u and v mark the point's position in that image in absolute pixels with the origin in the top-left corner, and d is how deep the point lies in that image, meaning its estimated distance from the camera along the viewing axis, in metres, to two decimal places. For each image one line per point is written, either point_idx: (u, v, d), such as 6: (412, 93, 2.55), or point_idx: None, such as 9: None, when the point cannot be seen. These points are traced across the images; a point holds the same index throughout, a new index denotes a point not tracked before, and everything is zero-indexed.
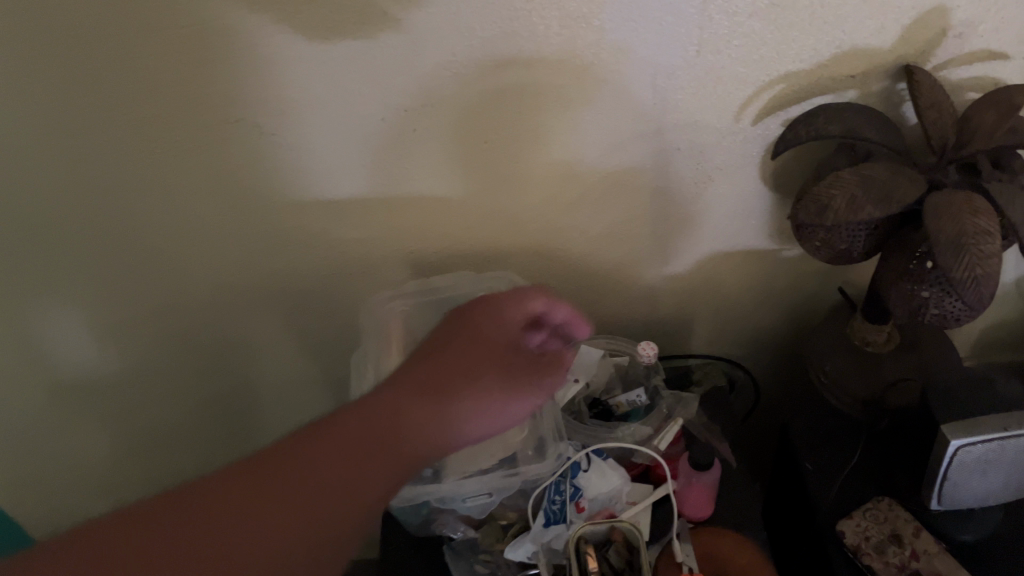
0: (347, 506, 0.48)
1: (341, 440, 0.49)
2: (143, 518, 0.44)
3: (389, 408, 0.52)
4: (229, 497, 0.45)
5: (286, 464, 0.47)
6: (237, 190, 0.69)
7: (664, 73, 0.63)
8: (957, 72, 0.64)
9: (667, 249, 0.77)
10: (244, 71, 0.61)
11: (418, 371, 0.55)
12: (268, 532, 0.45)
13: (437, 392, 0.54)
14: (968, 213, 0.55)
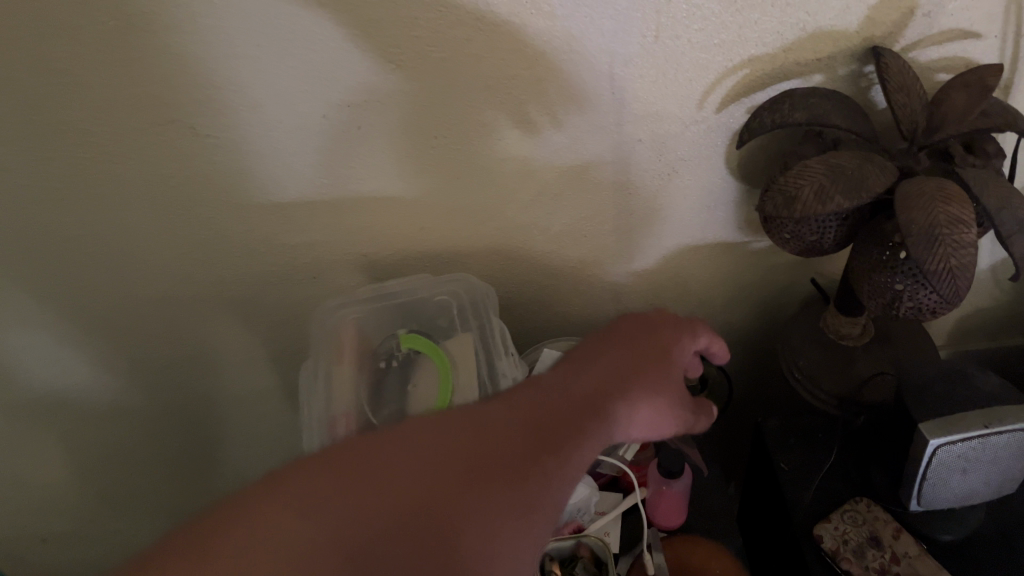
0: (501, 521, 0.37)
1: (481, 450, 0.40)
2: (217, 526, 0.35)
3: (522, 403, 0.45)
4: (328, 512, 0.36)
5: (408, 489, 0.37)
6: (174, 197, 0.65)
7: (621, 61, 0.59)
8: (926, 53, 0.61)
9: (632, 244, 0.74)
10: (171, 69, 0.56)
11: (585, 372, 0.49)
12: (363, 527, 0.35)
13: (590, 396, 0.47)
14: (940, 201, 0.52)
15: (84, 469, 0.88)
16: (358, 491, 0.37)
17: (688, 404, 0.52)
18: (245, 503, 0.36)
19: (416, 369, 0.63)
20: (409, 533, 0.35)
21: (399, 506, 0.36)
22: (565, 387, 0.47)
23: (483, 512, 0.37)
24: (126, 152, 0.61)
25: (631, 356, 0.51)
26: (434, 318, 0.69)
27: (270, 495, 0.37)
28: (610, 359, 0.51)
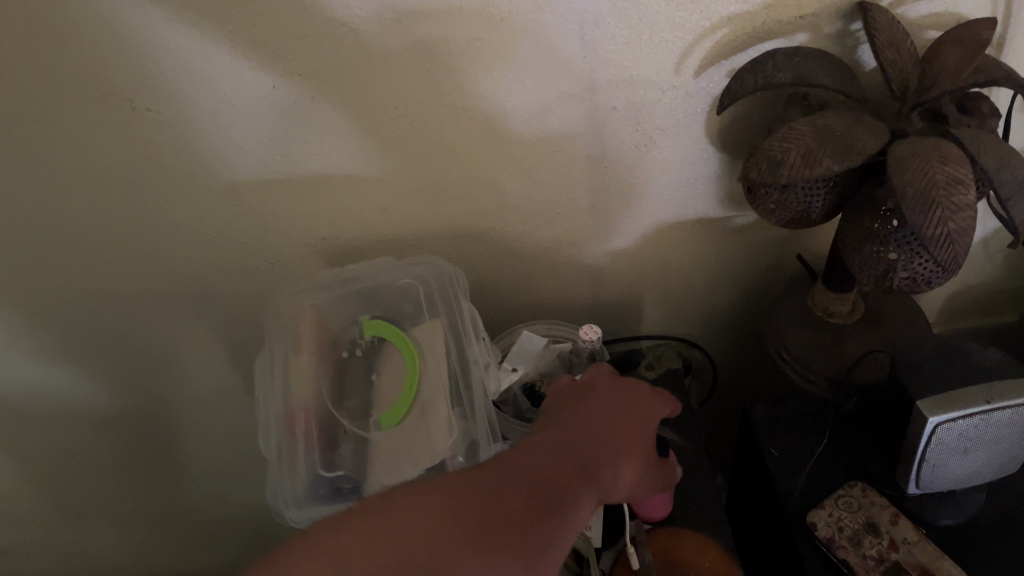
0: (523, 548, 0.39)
1: (497, 479, 0.42)
2: (297, 554, 0.39)
3: (522, 463, 0.44)
4: (393, 536, 0.39)
5: (447, 514, 0.40)
6: (115, 178, 0.61)
7: (591, 22, 0.56)
8: (915, 9, 0.58)
9: (610, 223, 0.70)
10: (103, 34, 0.52)
11: (566, 429, 0.48)
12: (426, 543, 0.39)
13: (583, 453, 0.46)
14: (936, 161, 0.48)
15: (35, 474, 0.83)
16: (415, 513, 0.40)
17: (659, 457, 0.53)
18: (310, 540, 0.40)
19: (382, 358, 0.60)
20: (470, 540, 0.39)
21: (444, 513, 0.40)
22: (557, 447, 0.46)
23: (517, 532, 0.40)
24: (58, 129, 0.57)
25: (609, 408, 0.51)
26: (399, 304, 0.63)
27: (333, 537, 0.40)
28: (589, 413, 0.50)
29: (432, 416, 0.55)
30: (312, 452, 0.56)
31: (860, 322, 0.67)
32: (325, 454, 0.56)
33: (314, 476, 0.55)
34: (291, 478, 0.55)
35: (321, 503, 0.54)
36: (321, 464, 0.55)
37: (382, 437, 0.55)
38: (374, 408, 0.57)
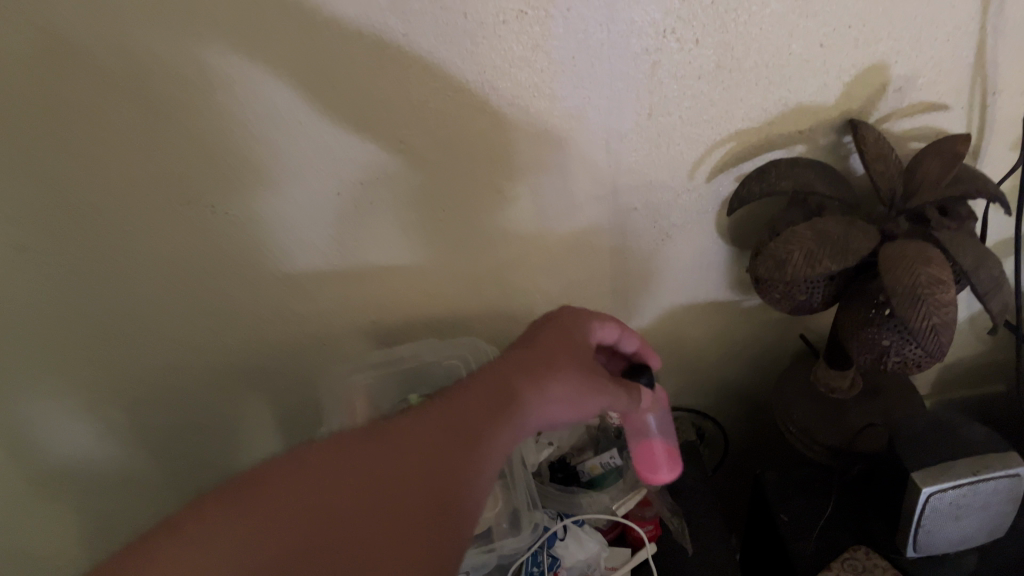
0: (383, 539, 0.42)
1: (378, 482, 0.45)
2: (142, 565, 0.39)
3: (415, 461, 0.46)
4: (261, 536, 0.41)
5: (321, 515, 0.42)
6: (192, 272, 0.68)
7: (617, 137, 0.63)
8: (898, 124, 0.66)
9: (630, 306, 0.78)
10: (194, 151, 0.59)
11: (468, 412, 0.49)
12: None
13: (478, 443, 0.47)
14: (921, 263, 0.55)
15: (87, 540, 0.88)
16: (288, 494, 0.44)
17: (595, 399, 0.54)
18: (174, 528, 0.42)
19: None
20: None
21: (299, 556, 0.41)
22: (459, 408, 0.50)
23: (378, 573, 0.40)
24: (146, 230, 0.64)
25: (526, 385, 0.52)
26: (443, 381, 0.71)
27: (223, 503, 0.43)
28: (498, 391, 0.51)
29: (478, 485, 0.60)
30: None
31: (859, 397, 0.74)
32: None
33: None
34: None
35: None
36: None
37: None
38: None
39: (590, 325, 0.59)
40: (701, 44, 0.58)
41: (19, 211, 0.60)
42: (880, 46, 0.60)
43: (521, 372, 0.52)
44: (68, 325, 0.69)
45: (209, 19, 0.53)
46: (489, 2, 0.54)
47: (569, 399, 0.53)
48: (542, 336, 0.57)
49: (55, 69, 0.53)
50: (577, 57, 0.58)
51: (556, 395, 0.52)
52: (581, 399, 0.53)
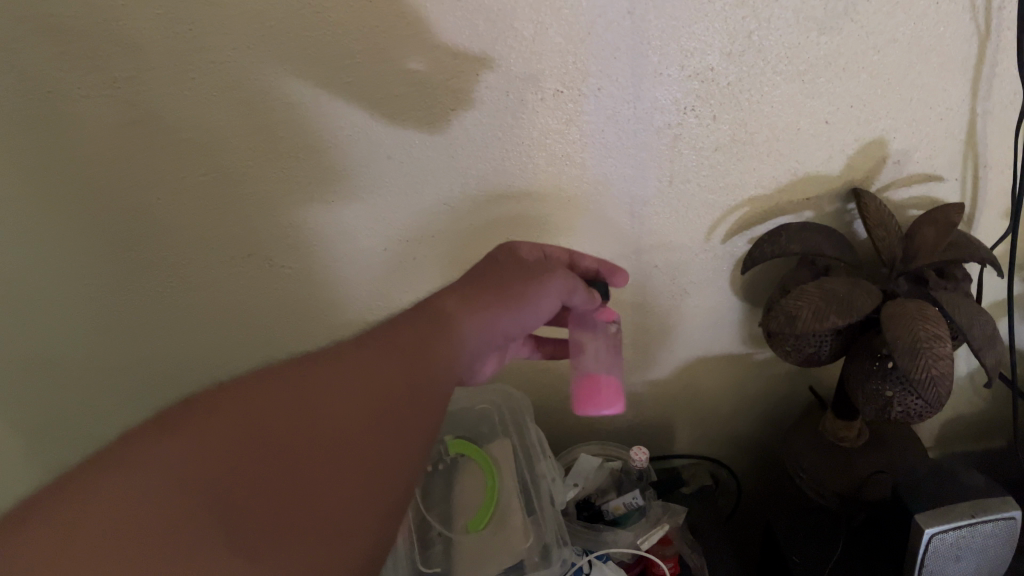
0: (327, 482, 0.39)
1: (326, 388, 0.42)
2: (75, 508, 0.34)
3: (364, 368, 0.44)
4: (220, 448, 0.38)
5: (278, 425, 0.40)
6: (248, 317, 0.74)
7: (640, 202, 0.70)
8: (897, 193, 0.72)
9: (649, 357, 0.83)
10: (258, 211, 0.66)
11: (405, 328, 0.49)
12: (245, 494, 0.37)
13: (420, 365, 0.47)
14: (919, 320, 0.61)
15: None
16: (236, 406, 0.40)
17: (541, 296, 0.55)
18: (100, 464, 0.36)
19: (463, 473, 0.70)
20: (286, 528, 0.37)
21: (267, 492, 0.38)
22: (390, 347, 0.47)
23: (352, 477, 0.40)
24: (208, 277, 0.70)
25: (461, 308, 0.52)
26: (476, 425, 0.75)
27: (168, 424, 0.39)
28: (437, 314, 0.51)
29: (511, 520, 0.66)
30: (409, 549, 0.65)
31: (866, 447, 0.79)
32: (421, 552, 0.65)
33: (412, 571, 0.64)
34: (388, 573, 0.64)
35: None
36: (419, 561, 0.64)
37: (465, 536, 0.65)
38: (459, 513, 0.67)
39: (515, 251, 0.61)
40: (718, 119, 0.64)
41: (99, 256, 0.68)
42: (880, 124, 0.66)
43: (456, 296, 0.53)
44: (136, 358, 0.77)
45: (280, 100, 0.59)
46: (528, 83, 0.60)
47: (513, 296, 0.54)
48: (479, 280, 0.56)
49: (142, 137, 0.60)
50: (605, 129, 0.64)
51: (499, 296, 0.54)
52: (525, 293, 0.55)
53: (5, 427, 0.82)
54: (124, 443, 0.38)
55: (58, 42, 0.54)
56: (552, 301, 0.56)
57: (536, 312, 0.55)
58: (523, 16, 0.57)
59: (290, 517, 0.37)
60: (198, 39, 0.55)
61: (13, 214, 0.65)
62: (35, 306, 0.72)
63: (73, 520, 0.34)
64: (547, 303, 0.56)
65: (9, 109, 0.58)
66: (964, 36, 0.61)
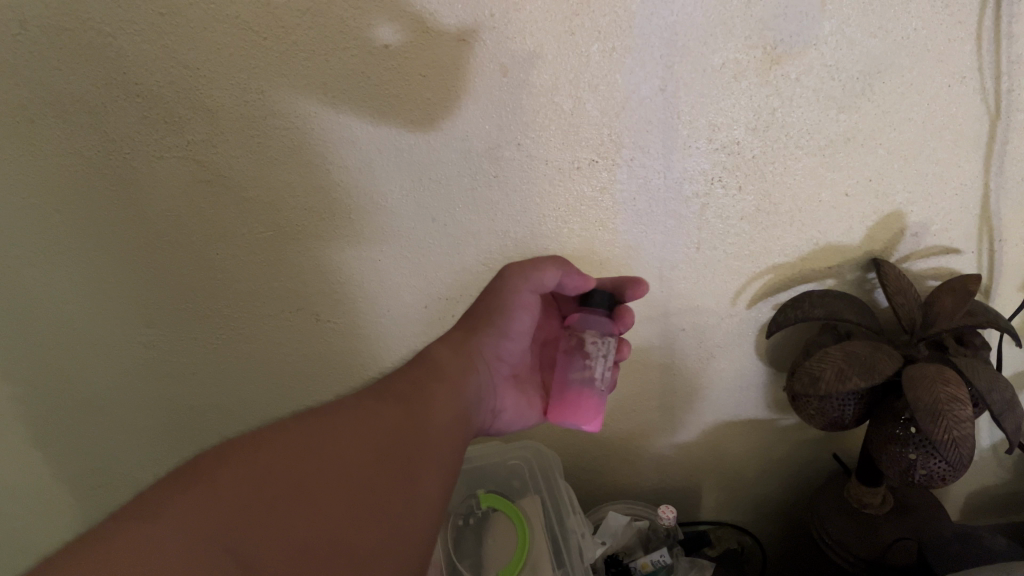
0: (354, 503, 0.39)
1: (336, 437, 0.42)
2: (91, 562, 0.32)
3: (370, 416, 0.44)
4: (240, 495, 0.37)
5: (297, 470, 0.39)
6: (292, 370, 0.78)
7: (669, 266, 0.73)
8: (915, 264, 0.75)
9: (675, 419, 0.85)
10: (291, 269, 0.70)
11: (402, 387, 0.50)
12: (271, 537, 0.36)
13: (424, 407, 0.48)
14: (940, 383, 0.63)
15: None
16: (251, 456, 0.39)
17: (518, 306, 0.61)
18: (119, 521, 0.35)
19: (494, 524, 0.72)
20: (311, 565, 0.35)
21: (290, 518, 0.37)
22: (388, 396, 0.48)
23: (376, 523, 0.39)
24: (258, 329, 0.74)
25: (451, 359, 0.57)
26: (507, 480, 0.78)
27: (183, 478, 0.38)
28: (433, 377, 0.53)
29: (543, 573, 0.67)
30: None
31: (891, 513, 0.80)
32: None
33: None
34: None
35: None
36: None
37: None
38: (491, 564, 0.68)
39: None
40: (744, 190, 0.68)
41: (158, 309, 0.72)
42: (897, 197, 0.70)
43: (445, 347, 0.58)
44: (183, 407, 0.80)
45: (338, 164, 0.64)
46: (566, 152, 0.65)
47: (484, 318, 0.61)
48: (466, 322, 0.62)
49: (209, 196, 0.65)
50: (637, 197, 0.68)
51: (475, 324, 0.61)
52: (497, 303, 0.61)
53: (53, 472, 0.85)
54: (140, 501, 0.36)
55: (142, 109, 0.60)
56: (523, 305, 0.61)
57: (512, 325, 0.61)
58: (563, 91, 0.62)
59: (318, 560, 0.36)
60: (267, 107, 0.60)
61: (81, 274, 0.69)
62: (91, 361, 0.76)
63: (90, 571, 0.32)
64: (522, 314, 0.61)
65: (91, 171, 0.63)
66: (975, 115, 0.65)
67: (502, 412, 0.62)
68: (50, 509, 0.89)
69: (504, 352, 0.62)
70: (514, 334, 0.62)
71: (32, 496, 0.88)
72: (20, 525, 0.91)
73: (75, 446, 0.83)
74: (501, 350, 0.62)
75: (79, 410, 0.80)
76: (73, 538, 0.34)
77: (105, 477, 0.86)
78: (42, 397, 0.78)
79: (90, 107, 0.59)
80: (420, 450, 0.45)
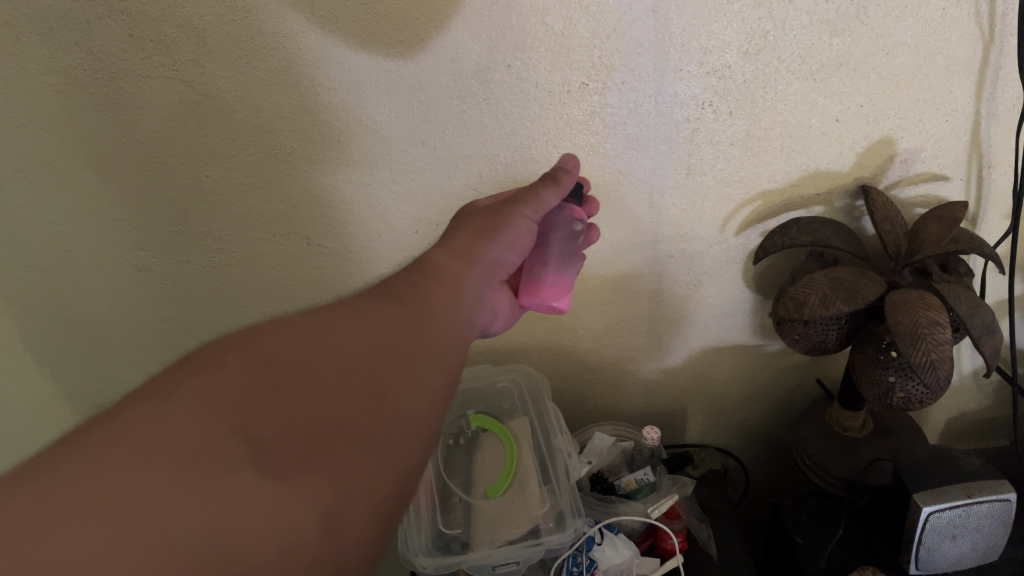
0: (353, 396, 0.39)
1: (333, 334, 0.42)
2: (80, 460, 0.34)
3: (365, 316, 0.44)
4: (228, 389, 0.37)
5: (292, 365, 0.39)
6: (285, 294, 0.79)
7: (658, 192, 0.73)
8: (904, 191, 0.75)
9: (663, 344, 0.87)
10: (282, 182, 0.70)
11: (396, 289, 0.49)
12: (263, 426, 0.36)
13: (424, 306, 0.48)
14: (921, 308, 0.64)
15: None
16: (243, 351, 0.40)
17: (512, 218, 0.60)
18: (109, 418, 0.36)
19: (483, 444, 0.74)
20: (310, 453, 0.36)
21: (284, 411, 0.37)
22: (384, 294, 0.47)
23: (370, 414, 0.39)
24: (251, 250, 0.75)
25: (453, 263, 0.54)
26: (497, 401, 0.80)
27: (174, 374, 0.38)
28: (433, 276, 0.51)
29: (529, 488, 0.69)
30: (431, 512, 0.69)
31: (871, 436, 0.82)
32: (442, 516, 0.69)
33: (435, 533, 0.67)
34: (417, 534, 0.67)
35: (439, 554, 0.65)
36: (440, 524, 0.68)
37: (485, 502, 0.69)
38: (479, 481, 0.71)
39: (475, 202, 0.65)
40: (735, 115, 0.68)
41: (151, 230, 0.72)
42: (888, 123, 0.70)
43: (447, 254, 0.55)
44: (177, 330, 0.81)
45: (327, 85, 0.64)
46: (556, 75, 0.65)
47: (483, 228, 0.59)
48: (460, 227, 0.60)
49: (197, 116, 0.65)
50: (627, 121, 0.68)
51: (478, 233, 0.58)
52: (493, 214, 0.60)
53: (54, 390, 0.87)
54: (132, 397, 0.37)
55: (127, 26, 0.59)
56: (523, 219, 0.60)
57: (513, 236, 0.59)
58: (554, 11, 0.61)
59: (319, 447, 0.36)
60: (254, 26, 0.59)
61: (72, 196, 0.70)
62: (86, 283, 0.77)
63: (85, 471, 0.33)
64: (518, 224, 0.60)
65: (77, 91, 0.63)
66: (970, 40, 0.65)
67: (498, 315, 0.63)
68: (53, 428, 0.91)
69: (507, 260, 0.60)
70: (513, 243, 0.59)
71: (35, 414, 0.90)
72: (24, 443, 0.94)
73: (73, 364, 0.84)
74: (506, 256, 0.59)
75: (75, 330, 0.81)
76: (69, 438, 0.35)
77: (103, 394, 0.87)
78: (40, 317, 0.80)
79: (74, 24, 0.58)
80: (422, 349, 0.44)
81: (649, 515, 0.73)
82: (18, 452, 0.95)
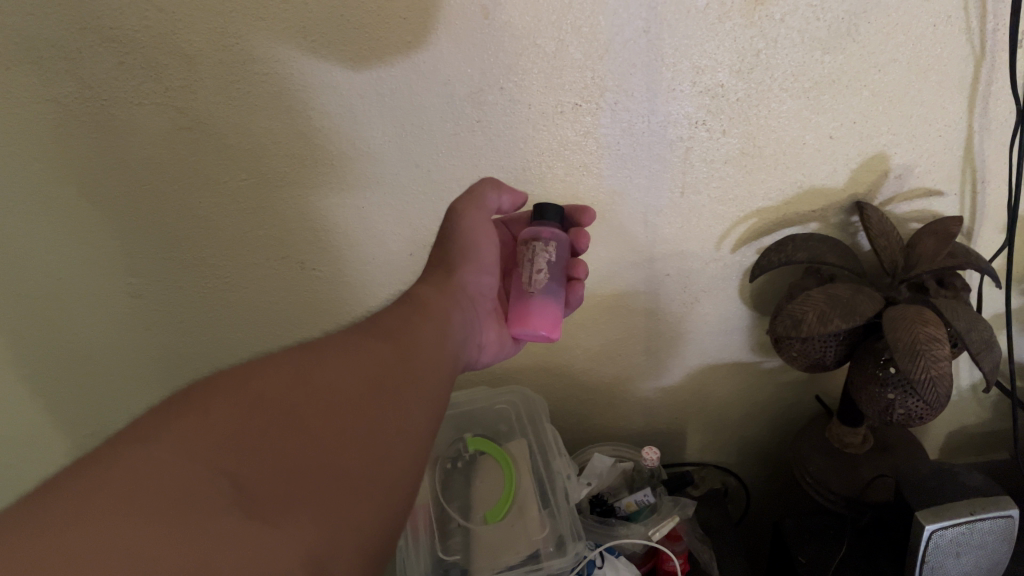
0: (341, 436, 0.39)
1: (323, 371, 0.42)
2: (68, 501, 0.33)
3: (355, 352, 0.44)
4: (219, 428, 0.37)
5: (280, 403, 0.39)
6: (280, 319, 0.78)
7: (653, 211, 0.73)
8: (899, 207, 0.75)
9: (660, 363, 0.86)
10: (273, 208, 0.69)
11: (388, 322, 0.49)
12: (253, 466, 0.35)
13: (412, 341, 0.48)
14: (919, 324, 0.63)
15: None
16: (234, 389, 0.39)
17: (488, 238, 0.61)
18: (102, 456, 0.35)
19: (481, 467, 0.73)
20: (300, 492, 0.35)
21: (274, 451, 0.36)
22: (374, 329, 0.47)
23: (359, 454, 0.38)
24: (244, 276, 0.74)
25: (436, 296, 0.55)
26: (495, 424, 0.80)
27: (166, 411, 0.38)
28: (417, 312, 0.52)
29: (528, 512, 0.68)
30: (430, 538, 0.68)
31: (871, 452, 0.81)
32: (440, 542, 0.68)
33: (433, 559, 0.66)
34: (414, 561, 0.66)
35: None
36: (439, 549, 0.67)
37: (484, 527, 0.68)
38: (478, 506, 0.70)
39: None
40: (728, 134, 0.68)
41: (142, 257, 0.72)
42: (881, 139, 0.70)
43: (427, 289, 0.56)
44: (170, 356, 0.81)
45: (319, 109, 0.63)
46: (549, 96, 0.65)
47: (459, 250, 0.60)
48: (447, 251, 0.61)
49: (189, 142, 0.64)
50: (621, 141, 0.68)
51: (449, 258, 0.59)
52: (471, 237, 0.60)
53: (45, 419, 0.86)
54: (123, 435, 0.36)
55: (118, 53, 0.58)
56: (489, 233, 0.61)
57: (482, 257, 0.61)
58: (545, 33, 0.61)
59: (309, 486, 0.36)
60: (245, 51, 0.59)
61: (62, 223, 0.69)
62: (77, 310, 0.76)
63: (75, 510, 0.32)
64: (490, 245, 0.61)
65: (68, 118, 0.62)
66: (960, 56, 0.65)
67: (484, 347, 0.63)
68: (45, 456, 0.90)
69: (481, 284, 0.62)
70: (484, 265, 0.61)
71: (26, 443, 0.89)
72: (16, 473, 0.92)
73: (65, 391, 0.83)
74: (479, 284, 0.61)
75: (67, 357, 0.80)
76: (58, 476, 0.34)
77: (95, 421, 0.86)
78: (30, 345, 0.79)
79: (64, 53, 0.58)
80: (410, 385, 0.44)
81: (651, 538, 0.72)
82: (10, 482, 0.94)
